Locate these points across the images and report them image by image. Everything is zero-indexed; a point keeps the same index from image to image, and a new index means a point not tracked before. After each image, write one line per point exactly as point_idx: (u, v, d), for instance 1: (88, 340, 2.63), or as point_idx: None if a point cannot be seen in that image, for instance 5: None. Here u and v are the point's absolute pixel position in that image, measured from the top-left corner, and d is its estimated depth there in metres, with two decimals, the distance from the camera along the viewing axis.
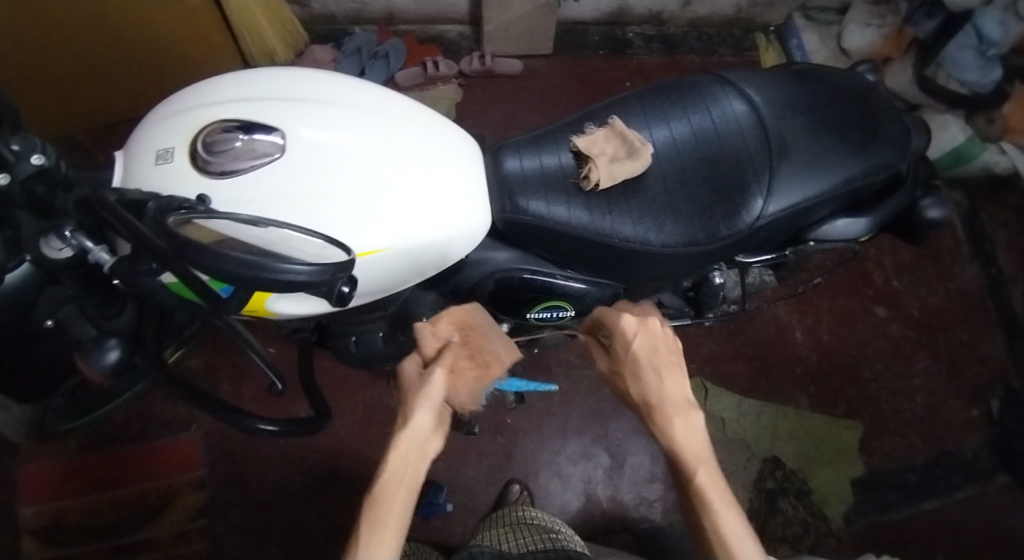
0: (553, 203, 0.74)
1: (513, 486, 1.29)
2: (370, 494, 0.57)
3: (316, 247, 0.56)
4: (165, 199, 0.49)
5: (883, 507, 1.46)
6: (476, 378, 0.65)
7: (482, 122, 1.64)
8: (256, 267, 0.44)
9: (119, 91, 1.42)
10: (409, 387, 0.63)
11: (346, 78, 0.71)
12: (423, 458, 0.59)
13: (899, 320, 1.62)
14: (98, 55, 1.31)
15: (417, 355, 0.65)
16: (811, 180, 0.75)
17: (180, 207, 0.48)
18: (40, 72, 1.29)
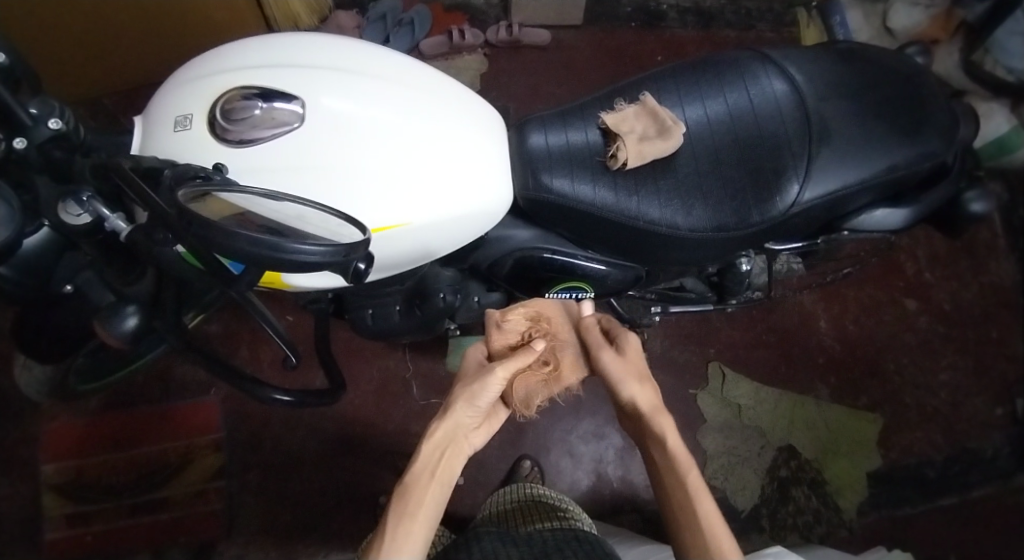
0: (579, 182, 0.72)
1: (524, 462, 1.30)
2: (402, 484, 0.63)
3: (332, 225, 0.55)
4: (183, 166, 0.48)
5: (898, 502, 1.44)
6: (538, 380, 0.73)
7: (506, 94, 1.60)
8: (269, 247, 0.43)
9: (142, 56, 1.41)
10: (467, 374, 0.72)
11: (368, 45, 0.69)
12: (462, 453, 0.67)
13: (928, 313, 1.57)
14: (122, 19, 1.30)
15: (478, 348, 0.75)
16: (851, 167, 0.71)
17: (196, 175, 0.48)
18: (64, 37, 1.29)
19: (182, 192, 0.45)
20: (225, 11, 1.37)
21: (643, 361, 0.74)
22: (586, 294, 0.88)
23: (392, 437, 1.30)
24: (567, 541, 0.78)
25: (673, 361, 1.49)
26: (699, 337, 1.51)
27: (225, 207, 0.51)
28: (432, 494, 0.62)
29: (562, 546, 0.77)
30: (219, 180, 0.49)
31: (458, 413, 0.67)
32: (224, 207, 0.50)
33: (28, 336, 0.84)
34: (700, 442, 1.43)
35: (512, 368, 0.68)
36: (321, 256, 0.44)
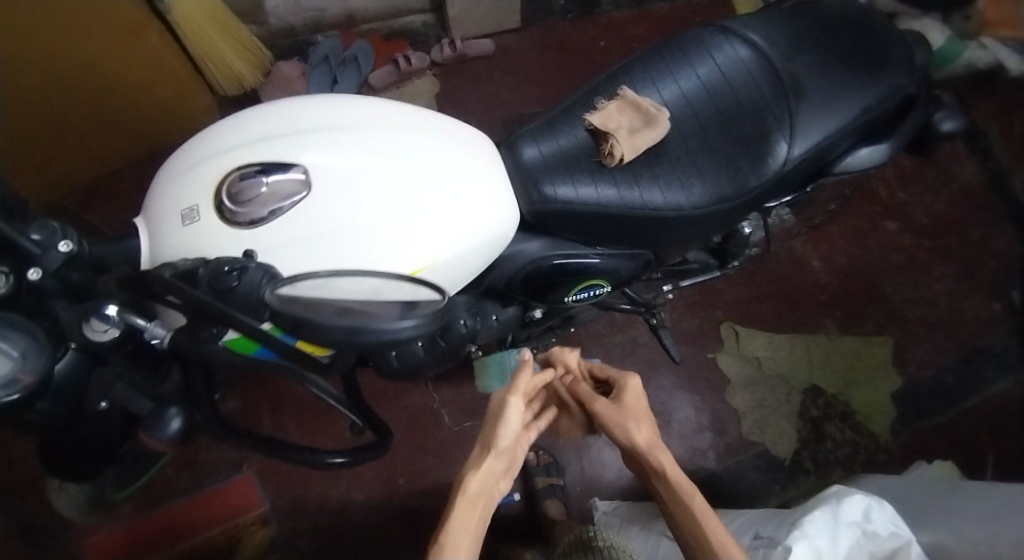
0: (580, 185, 0.73)
1: (531, 453, 1.36)
2: (436, 544, 0.61)
3: (409, 292, 0.58)
4: (214, 263, 0.48)
5: (925, 414, 1.49)
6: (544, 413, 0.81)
7: (464, 109, 1.61)
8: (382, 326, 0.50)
9: (90, 155, 1.39)
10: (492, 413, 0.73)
11: (349, 100, 0.70)
12: (491, 499, 0.68)
13: (910, 230, 1.63)
14: (77, 112, 1.28)
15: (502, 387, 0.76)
16: (829, 115, 0.75)
17: (227, 269, 0.47)
18: (21, 146, 1.24)
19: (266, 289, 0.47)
20: (176, 81, 1.37)
21: (635, 397, 0.77)
22: (603, 289, 0.90)
23: (436, 469, 1.31)
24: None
25: (685, 330, 1.52)
26: (705, 302, 1.55)
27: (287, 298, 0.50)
28: (469, 543, 0.62)
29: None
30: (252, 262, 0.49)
31: (491, 459, 0.69)
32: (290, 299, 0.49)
33: (59, 459, 0.81)
34: (730, 403, 1.46)
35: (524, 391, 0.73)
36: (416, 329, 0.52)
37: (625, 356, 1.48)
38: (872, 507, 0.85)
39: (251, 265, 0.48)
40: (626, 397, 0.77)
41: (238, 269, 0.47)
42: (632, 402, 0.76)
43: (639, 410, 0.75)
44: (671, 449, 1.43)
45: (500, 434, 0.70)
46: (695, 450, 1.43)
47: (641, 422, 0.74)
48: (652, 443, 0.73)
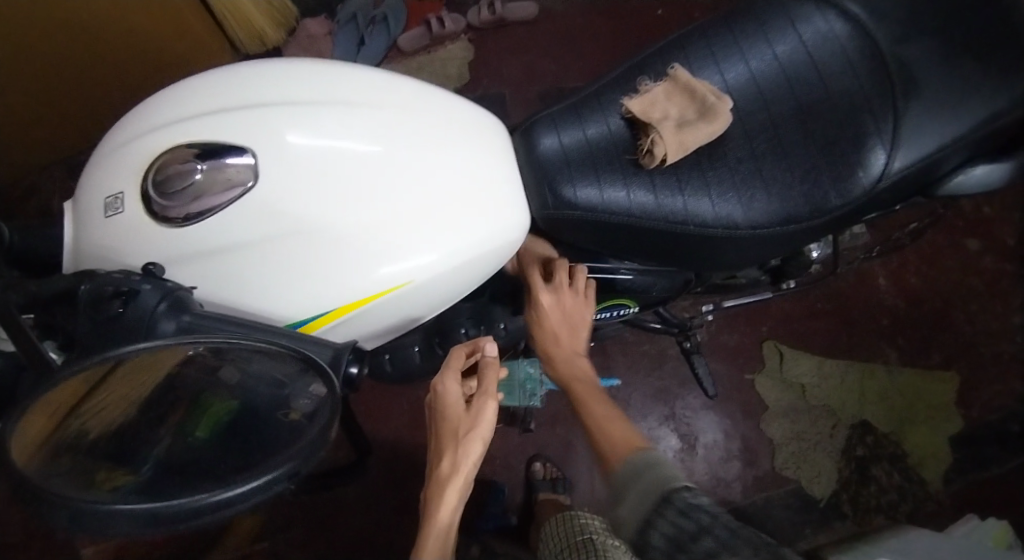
0: (608, 187, 0.59)
1: (535, 463, 1.23)
2: None
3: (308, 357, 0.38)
4: (99, 279, 0.38)
5: (983, 462, 1.28)
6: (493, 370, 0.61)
7: (498, 79, 1.44)
8: (305, 345, 0.37)
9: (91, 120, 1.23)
10: (448, 413, 0.59)
11: (336, 66, 0.58)
12: (460, 505, 0.58)
13: (993, 252, 1.41)
14: (89, 73, 1.15)
15: (455, 378, 0.60)
16: (944, 118, 0.57)
17: (115, 290, 0.37)
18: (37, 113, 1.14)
19: (166, 319, 0.38)
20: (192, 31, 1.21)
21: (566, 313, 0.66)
22: (630, 309, 0.78)
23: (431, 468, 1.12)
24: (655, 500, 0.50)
25: (722, 346, 1.35)
26: (749, 316, 1.37)
27: (118, 403, 0.38)
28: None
29: (653, 528, 0.49)
30: (147, 281, 0.39)
31: (461, 472, 0.57)
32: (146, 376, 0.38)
33: None
34: (766, 431, 1.29)
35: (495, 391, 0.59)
36: (362, 371, 0.39)
37: (651, 370, 1.32)
38: None
39: (145, 286, 0.38)
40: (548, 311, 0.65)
41: (126, 293, 0.37)
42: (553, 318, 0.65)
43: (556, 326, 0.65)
44: (693, 475, 1.27)
45: (477, 454, 0.57)
46: (719, 480, 1.26)
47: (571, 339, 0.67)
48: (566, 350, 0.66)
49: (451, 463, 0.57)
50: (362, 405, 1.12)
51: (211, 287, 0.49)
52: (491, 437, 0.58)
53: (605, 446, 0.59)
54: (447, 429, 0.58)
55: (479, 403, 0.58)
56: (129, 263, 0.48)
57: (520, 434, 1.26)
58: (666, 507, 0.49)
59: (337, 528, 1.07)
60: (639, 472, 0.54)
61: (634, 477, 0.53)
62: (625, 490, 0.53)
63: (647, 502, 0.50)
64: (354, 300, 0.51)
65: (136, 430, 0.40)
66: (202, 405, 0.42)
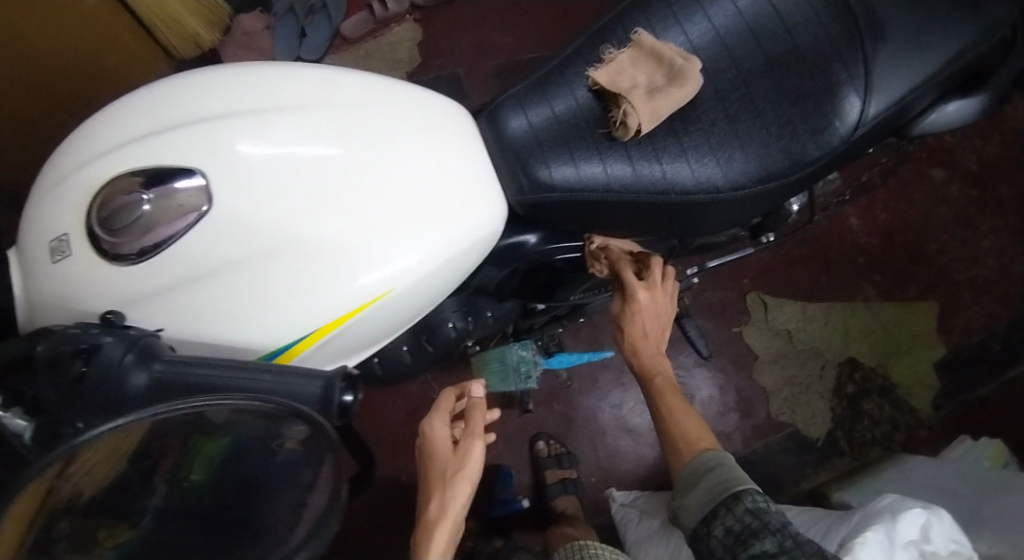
0: (584, 164, 0.57)
1: (538, 442, 1.23)
2: None
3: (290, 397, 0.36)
4: (57, 337, 0.35)
5: (969, 384, 1.32)
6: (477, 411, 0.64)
7: (452, 60, 1.39)
8: (287, 379, 0.36)
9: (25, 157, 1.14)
10: (438, 452, 0.62)
11: (283, 68, 0.54)
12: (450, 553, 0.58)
13: (960, 178, 1.42)
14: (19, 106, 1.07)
15: (443, 418, 0.64)
16: (911, 62, 0.57)
17: (77, 347, 0.35)
18: None
19: (135, 370, 0.36)
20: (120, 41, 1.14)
21: (656, 310, 0.67)
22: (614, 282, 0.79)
23: None
24: (721, 498, 0.54)
25: (707, 303, 1.35)
26: (730, 270, 1.37)
27: (104, 462, 0.31)
28: None
29: (716, 521, 0.53)
30: (107, 333, 0.37)
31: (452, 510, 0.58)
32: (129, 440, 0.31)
33: None
34: (758, 381, 1.31)
35: (481, 430, 0.62)
36: (357, 399, 0.38)
37: None
38: (932, 521, 0.75)
39: (106, 340, 0.36)
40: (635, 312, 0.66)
41: (87, 350, 0.35)
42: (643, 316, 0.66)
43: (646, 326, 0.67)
44: None
45: (465, 493, 0.59)
46: (719, 434, 1.28)
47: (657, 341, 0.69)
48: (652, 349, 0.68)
49: (439, 506, 0.58)
50: (357, 408, 1.11)
51: (178, 322, 0.46)
52: (478, 477, 0.61)
53: (683, 444, 0.62)
54: (440, 470, 0.61)
55: (466, 443, 0.62)
56: (88, 309, 0.45)
57: (519, 416, 1.26)
58: (733, 504, 0.53)
59: (349, 534, 1.07)
60: (703, 471, 0.57)
61: (704, 474, 0.57)
62: (691, 487, 0.57)
63: (715, 499, 0.54)
64: (337, 317, 0.49)
65: (124, 486, 0.33)
66: (193, 447, 0.35)
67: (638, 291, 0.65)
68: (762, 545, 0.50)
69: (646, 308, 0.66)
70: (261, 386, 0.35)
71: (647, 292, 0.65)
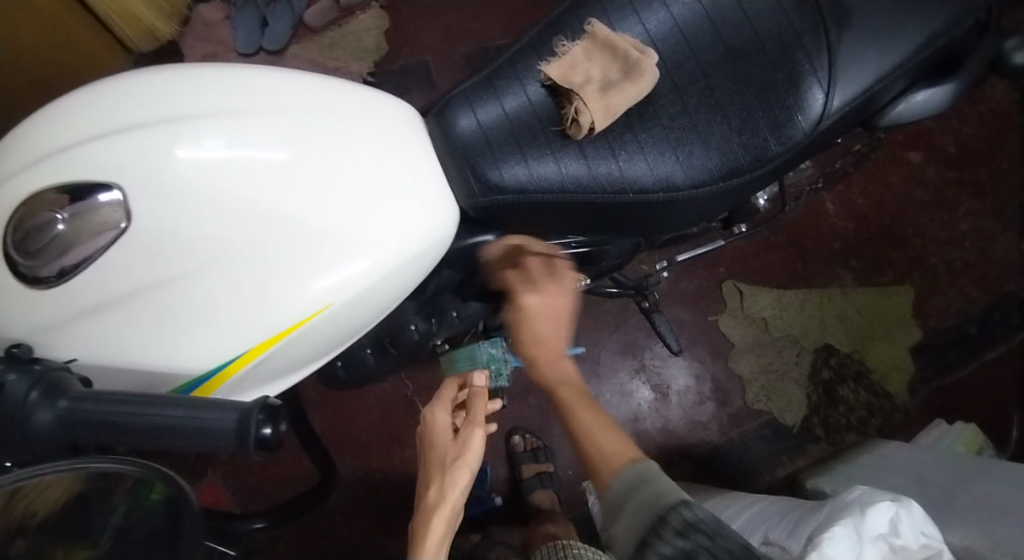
0: (537, 165, 0.54)
1: (513, 436, 1.22)
2: None
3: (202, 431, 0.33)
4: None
5: (944, 368, 1.33)
6: (477, 403, 0.66)
7: (419, 46, 1.34)
8: (201, 414, 0.32)
9: None
10: (438, 438, 0.66)
11: (210, 67, 0.50)
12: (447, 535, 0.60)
13: (936, 161, 1.41)
14: None
15: (444, 408, 0.67)
16: (878, 49, 0.54)
17: None
18: None
19: (39, 409, 0.33)
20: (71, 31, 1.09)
21: (549, 316, 0.65)
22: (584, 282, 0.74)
23: (411, 461, 1.10)
24: (652, 519, 0.51)
25: (684, 292, 1.34)
26: (706, 259, 1.36)
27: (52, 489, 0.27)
28: None
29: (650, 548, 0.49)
30: (10, 370, 0.34)
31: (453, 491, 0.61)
32: (66, 483, 0.28)
33: None
34: (734, 369, 1.30)
35: (481, 420, 0.65)
36: (281, 429, 0.33)
37: (616, 326, 1.31)
38: (902, 514, 0.75)
39: (9, 377, 0.33)
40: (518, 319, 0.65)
41: None
42: (531, 322, 0.65)
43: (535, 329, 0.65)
44: (669, 422, 1.28)
45: (464, 481, 0.61)
46: (696, 423, 1.28)
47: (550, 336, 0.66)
48: (546, 350, 0.66)
49: (439, 492, 0.61)
50: (328, 409, 1.08)
51: (105, 347, 0.43)
52: (478, 464, 0.63)
53: (599, 457, 0.60)
54: (438, 455, 0.64)
55: (466, 431, 0.64)
56: (8, 335, 0.42)
57: (495, 411, 1.25)
58: (665, 526, 0.49)
59: (324, 537, 1.05)
60: (633, 486, 0.55)
61: (633, 494, 0.54)
62: (619, 511, 0.54)
63: (644, 521, 0.51)
64: (273, 335, 0.46)
65: (81, 508, 0.28)
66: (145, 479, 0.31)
67: (524, 291, 0.63)
68: None
69: (534, 313, 0.64)
70: (172, 423, 0.32)
71: (535, 296, 0.64)
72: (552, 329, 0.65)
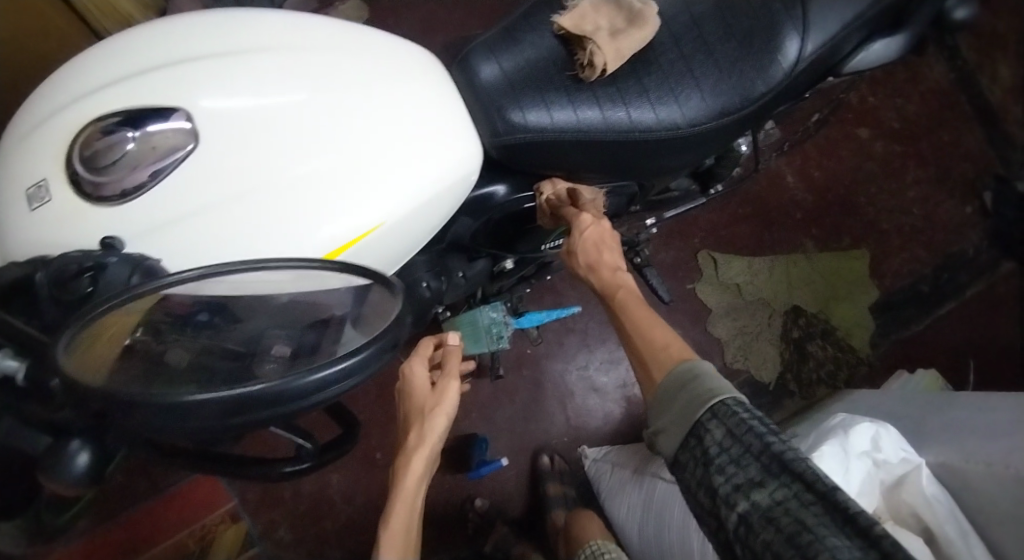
0: (555, 107, 0.60)
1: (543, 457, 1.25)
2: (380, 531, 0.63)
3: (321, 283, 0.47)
4: (57, 263, 0.39)
5: (901, 324, 1.45)
6: (454, 359, 0.71)
7: (401, 35, 1.38)
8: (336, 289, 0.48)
9: None
10: (414, 388, 0.70)
11: (251, 18, 0.54)
12: (421, 483, 0.67)
13: (882, 136, 1.54)
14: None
15: (422, 361, 0.71)
16: (843, 3, 0.63)
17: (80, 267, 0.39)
18: None
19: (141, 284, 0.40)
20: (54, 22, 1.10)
21: (599, 233, 0.65)
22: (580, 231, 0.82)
23: None
24: (702, 412, 0.49)
25: (663, 263, 1.42)
26: (681, 231, 1.44)
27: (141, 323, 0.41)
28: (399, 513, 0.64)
29: (702, 439, 0.49)
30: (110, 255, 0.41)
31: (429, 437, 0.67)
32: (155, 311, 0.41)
33: None
34: (712, 333, 1.39)
35: (457, 372, 0.70)
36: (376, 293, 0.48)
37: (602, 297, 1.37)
38: (881, 435, 0.83)
39: (111, 260, 0.40)
40: (575, 231, 0.65)
41: (91, 270, 0.39)
42: (586, 235, 0.64)
43: (592, 240, 0.65)
44: None
45: (441, 426, 0.67)
46: None
47: (598, 248, 0.65)
48: (600, 262, 0.65)
49: (418, 436, 0.67)
50: None
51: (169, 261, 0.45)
52: (454, 411, 0.69)
53: (651, 358, 0.56)
54: (415, 404, 0.69)
55: (443, 383, 0.69)
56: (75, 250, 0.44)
57: (491, 383, 1.29)
58: (711, 423, 0.48)
59: None
60: (682, 383, 0.52)
61: (681, 389, 0.51)
62: (669, 404, 0.52)
63: (693, 416, 0.49)
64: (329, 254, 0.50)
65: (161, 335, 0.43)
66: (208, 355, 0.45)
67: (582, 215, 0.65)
68: (746, 471, 0.46)
69: (587, 227, 0.65)
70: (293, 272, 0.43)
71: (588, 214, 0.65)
72: (608, 239, 0.66)
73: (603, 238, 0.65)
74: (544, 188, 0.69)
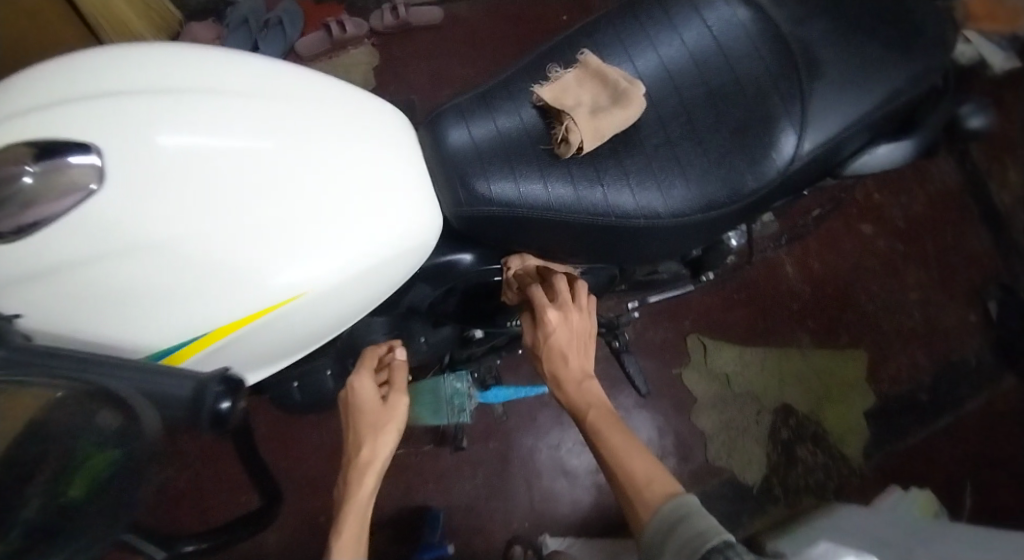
0: (524, 181, 0.55)
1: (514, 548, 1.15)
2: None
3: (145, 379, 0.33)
4: None
5: (898, 434, 1.36)
6: (401, 376, 0.63)
7: (407, 84, 1.37)
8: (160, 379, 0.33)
9: None
10: (355, 404, 0.60)
11: (207, 51, 0.50)
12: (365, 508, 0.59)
13: (886, 234, 1.50)
14: None
15: (366, 374, 0.61)
16: (847, 103, 0.59)
17: None
18: None
19: None
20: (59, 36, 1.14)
21: (571, 337, 0.62)
22: None
23: None
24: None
25: (650, 343, 1.36)
26: (672, 311, 1.38)
27: None
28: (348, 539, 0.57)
29: None
30: None
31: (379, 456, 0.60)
32: None
33: None
34: (696, 424, 1.31)
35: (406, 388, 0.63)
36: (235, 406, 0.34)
37: None
38: None
39: None
40: (545, 337, 0.62)
41: None
42: (556, 343, 0.62)
43: (563, 348, 0.62)
44: None
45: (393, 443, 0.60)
46: None
47: (567, 355, 0.63)
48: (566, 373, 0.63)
49: (370, 452, 0.59)
50: (272, 431, 1.05)
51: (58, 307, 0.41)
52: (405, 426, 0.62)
53: (630, 486, 0.57)
54: (357, 418, 0.60)
55: (395, 398, 0.61)
56: None
57: (453, 453, 1.20)
58: None
59: None
60: (671, 524, 0.51)
61: (670, 533, 0.50)
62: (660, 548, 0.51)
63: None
64: (242, 319, 0.45)
65: None
66: None
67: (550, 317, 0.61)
68: None
69: (558, 333, 0.62)
70: (124, 391, 0.32)
71: (557, 316, 0.61)
72: (580, 343, 0.63)
73: (574, 342, 0.63)
74: (512, 263, 0.64)
